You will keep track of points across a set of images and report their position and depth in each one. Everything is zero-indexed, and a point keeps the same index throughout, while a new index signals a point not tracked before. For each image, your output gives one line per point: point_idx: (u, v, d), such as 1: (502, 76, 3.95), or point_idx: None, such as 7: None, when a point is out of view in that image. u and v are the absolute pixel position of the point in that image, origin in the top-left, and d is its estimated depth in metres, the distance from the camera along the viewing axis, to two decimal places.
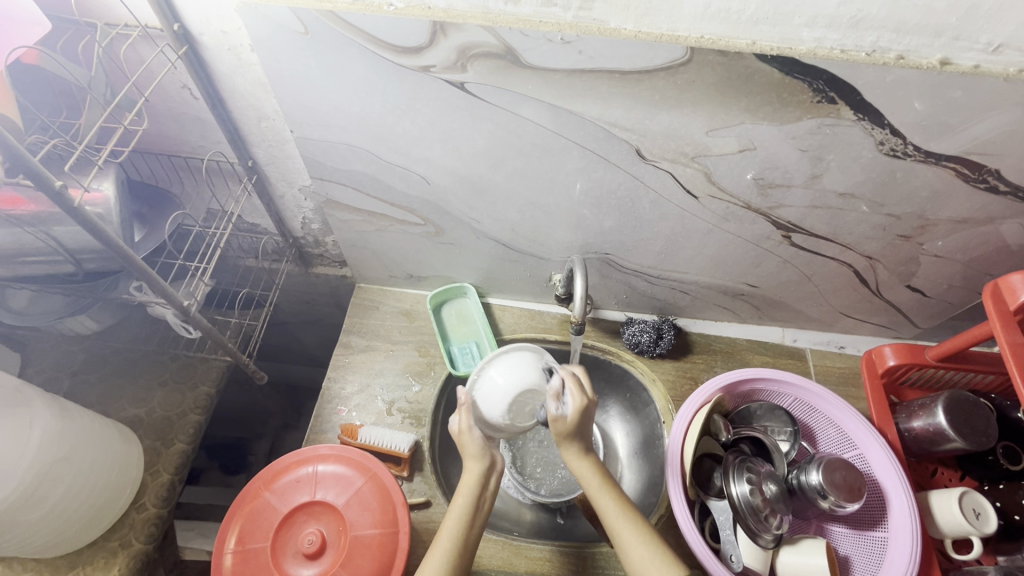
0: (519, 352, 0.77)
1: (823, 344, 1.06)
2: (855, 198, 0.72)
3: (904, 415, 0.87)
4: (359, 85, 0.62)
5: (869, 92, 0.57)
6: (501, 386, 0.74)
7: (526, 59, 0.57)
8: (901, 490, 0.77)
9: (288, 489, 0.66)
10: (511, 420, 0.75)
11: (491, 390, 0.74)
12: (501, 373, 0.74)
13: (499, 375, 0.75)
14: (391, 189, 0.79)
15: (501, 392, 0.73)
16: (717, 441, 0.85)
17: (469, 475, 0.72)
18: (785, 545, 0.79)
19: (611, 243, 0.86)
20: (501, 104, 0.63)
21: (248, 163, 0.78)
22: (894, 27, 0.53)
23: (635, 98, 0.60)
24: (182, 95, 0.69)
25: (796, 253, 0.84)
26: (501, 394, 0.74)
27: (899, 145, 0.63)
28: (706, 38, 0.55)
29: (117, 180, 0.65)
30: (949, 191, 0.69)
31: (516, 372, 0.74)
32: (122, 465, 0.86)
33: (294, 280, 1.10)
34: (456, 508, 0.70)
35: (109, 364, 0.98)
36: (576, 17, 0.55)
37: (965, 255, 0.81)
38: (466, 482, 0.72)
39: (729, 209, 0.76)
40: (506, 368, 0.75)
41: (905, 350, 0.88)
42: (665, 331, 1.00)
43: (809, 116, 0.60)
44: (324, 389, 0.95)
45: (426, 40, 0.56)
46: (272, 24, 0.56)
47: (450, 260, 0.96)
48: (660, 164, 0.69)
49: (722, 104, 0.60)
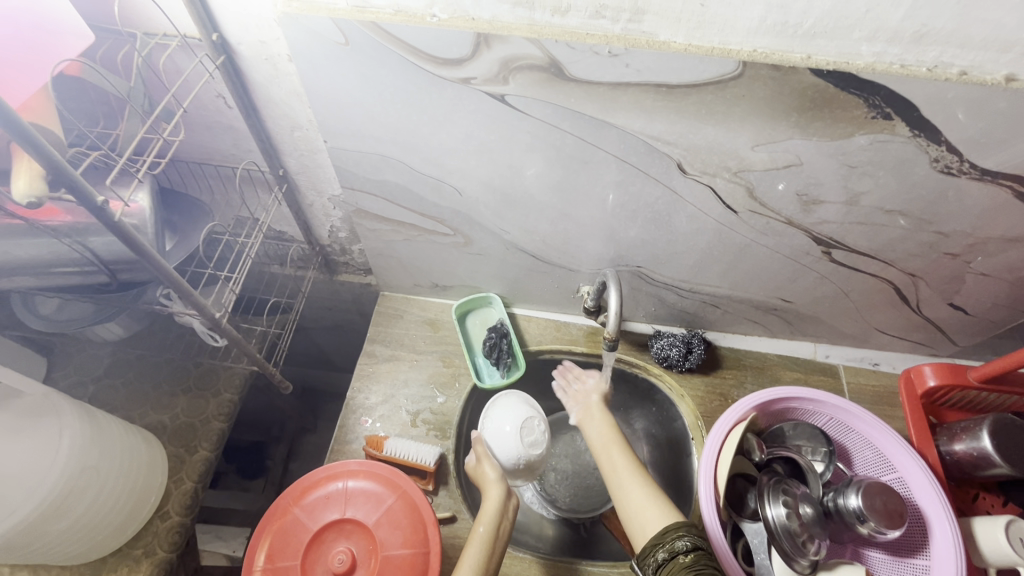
0: (503, 399, 0.87)
1: (857, 361, 1.03)
2: (902, 215, 0.70)
3: (945, 437, 0.84)
4: (397, 95, 0.61)
5: (928, 108, 0.55)
6: (504, 423, 0.83)
7: (570, 72, 0.56)
8: (945, 518, 0.74)
9: (317, 506, 0.65)
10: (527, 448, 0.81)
11: (501, 433, 0.82)
12: (500, 418, 0.83)
13: (500, 421, 0.83)
14: (421, 200, 0.77)
15: (506, 425, 0.82)
16: (750, 460, 0.83)
17: (489, 506, 0.73)
18: (822, 570, 0.77)
19: (644, 256, 0.84)
20: (540, 116, 0.61)
21: (279, 172, 0.77)
22: (958, 42, 0.51)
23: (680, 112, 0.58)
24: (216, 104, 0.68)
25: (834, 269, 0.82)
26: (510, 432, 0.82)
27: (954, 162, 0.61)
28: (759, 52, 0.53)
29: (152, 191, 0.64)
30: (1003, 209, 0.67)
31: (514, 409, 0.84)
32: (148, 473, 0.85)
33: (318, 287, 1.10)
34: (477, 538, 0.70)
35: (134, 369, 0.98)
36: (625, 29, 0.53)
37: (1014, 274, 0.78)
38: (485, 514, 0.72)
39: (768, 224, 0.74)
40: (503, 410, 0.84)
41: (946, 371, 0.85)
42: (694, 345, 0.98)
43: (862, 132, 0.58)
44: (348, 399, 0.94)
45: (469, 52, 0.55)
46: (312, 34, 0.55)
47: (477, 270, 0.95)
48: (701, 179, 0.67)
49: (771, 120, 0.58)
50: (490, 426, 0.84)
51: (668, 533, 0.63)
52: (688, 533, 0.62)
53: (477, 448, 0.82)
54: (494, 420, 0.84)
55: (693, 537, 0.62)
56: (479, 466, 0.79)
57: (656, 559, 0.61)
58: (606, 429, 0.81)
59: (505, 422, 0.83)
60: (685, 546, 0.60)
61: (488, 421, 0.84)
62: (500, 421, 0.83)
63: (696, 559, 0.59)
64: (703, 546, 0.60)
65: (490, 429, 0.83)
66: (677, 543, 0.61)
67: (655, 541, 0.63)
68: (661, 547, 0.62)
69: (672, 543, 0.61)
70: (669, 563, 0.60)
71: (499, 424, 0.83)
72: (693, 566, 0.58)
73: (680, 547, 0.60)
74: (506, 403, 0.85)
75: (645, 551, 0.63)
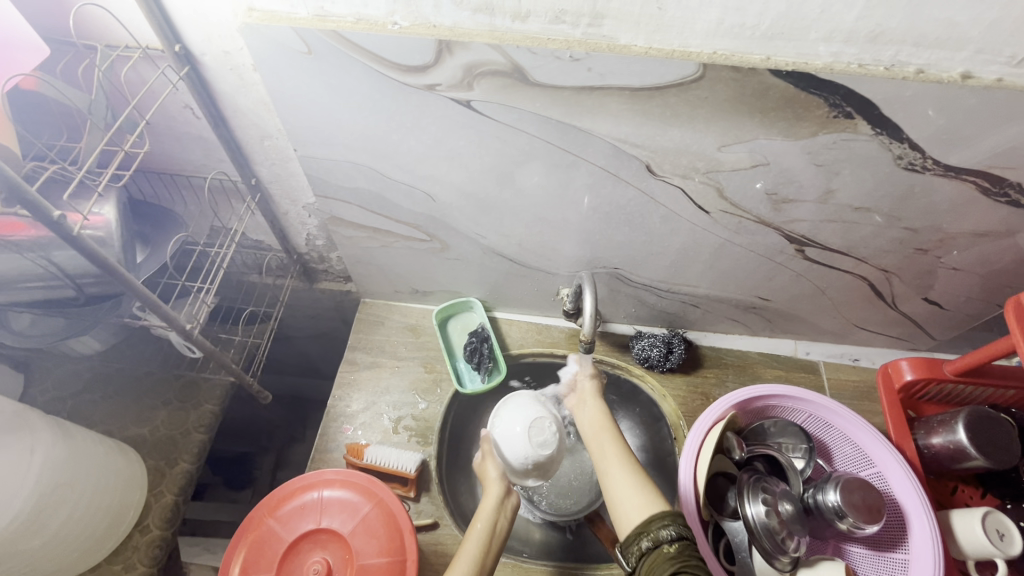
0: (515, 400, 0.85)
1: (837, 357, 1.04)
2: (872, 212, 0.70)
3: (923, 431, 0.84)
4: (363, 103, 0.61)
5: (888, 106, 0.55)
6: (513, 422, 0.81)
7: (534, 77, 0.56)
8: (923, 511, 0.75)
9: (292, 516, 0.65)
10: (535, 449, 0.78)
11: (508, 433, 0.80)
12: (508, 419, 0.82)
13: (509, 421, 0.81)
14: (396, 207, 0.77)
15: (514, 424, 0.80)
16: (730, 458, 0.83)
17: (489, 502, 0.74)
18: (802, 566, 0.77)
19: (620, 258, 0.85)
20: (507, 121, 0.61)
21: (251, 181, 0.77)
22: (914, 41, 0.52)
23: (645, 115, 0.59)
24: (185, 114, 0.68)
25: (809, 266, 0.82)
26: (517, 431, 0.79)
27: (917, 158, 0.61)
28: (719, 54, 0.53)
29: (119, 204, 0.64)
30: (969, 204, 0.67)
31: (524, 408, 0.82)
32: (127, 487, 0.85)
33: (298, 295, 1.09)
34: (475, 533, 0.70)
35: (113, 383, 0.97)
36: (585, 33, 0.54)
37: (985, 267, 0.79)
38: (485, 509, 0.73)
39: (741, 223, 0.74)
40: (513, 410, 0.83)
41: (923, 365, 0.86)
42: (675, 345, 0.98)
43: (825, 131, 0.59)
44: (329, 408, 0.93)
45: (432, 59, 0.55)
46: (273, 44, 0.55)
47: (456, 275, 0.95)
48: (671, 180, 0.68)
49: (735, 121, 0.58)
50: (500, 426, 0.82)
51: (652, 522, 0.61)
52: (674, 522, 0.60)
53: (485, 447, 0.82)
54: (503, 419, 0.83)
55: (678, 527, 0.60)
56: (481, 462, 0.81)
57: (639, 547, 0.60)
58: (597, 416, 0.79)
59: (514, 422, 0.81)
60: (670, 535, 0.58)
61: (498, 421, 0.83)
62: (509, 420, 0.82)
63: (681, 549, 0.57)
64: (688, 538, 0.59)
65: (500, 429, 0.82)
66: (662, 532, 0.59)
67: (639, 529, 0.61)
68: (645, 535, 0.60)
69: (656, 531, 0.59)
70: (653, 553, 0.58)
71: (507, 423, 0.81)
72: (677, 558, 0.56)
73: (665, 536, 0.59)
74: (516, 404, 0.83)
75: (629, 539, 0.61)
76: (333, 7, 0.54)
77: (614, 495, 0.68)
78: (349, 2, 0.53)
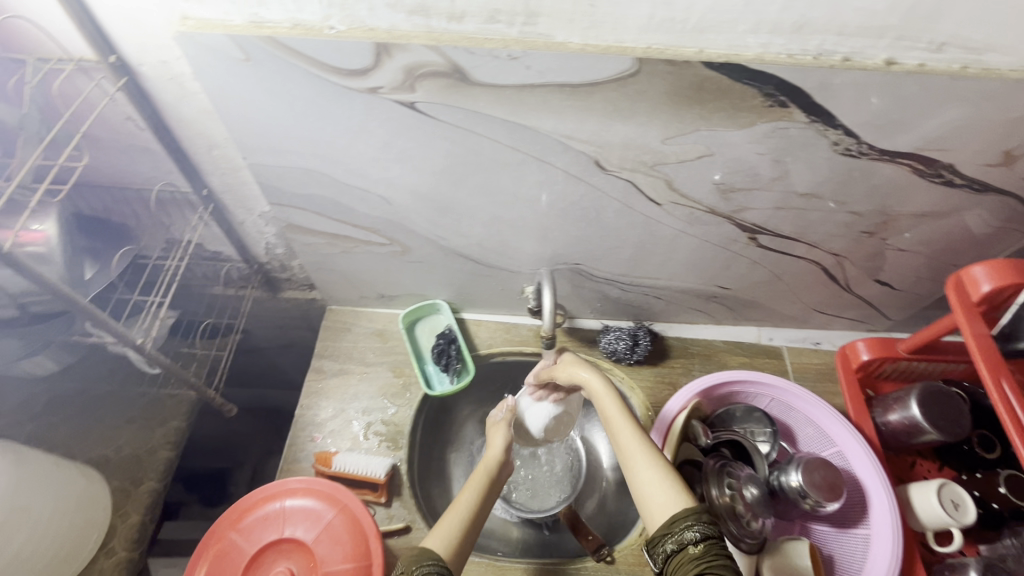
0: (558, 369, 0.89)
1: (799, 341, 1.06)
2: (818, 197, 0.72)
3: (880, 409, 0.87)
4: (308, 109, 0.61)
5: (820, 94, 0.57)
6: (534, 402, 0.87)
7: (474, 76, 0.56)
8: (881, 485, 0.77)
9: (255, 527, 0.65)
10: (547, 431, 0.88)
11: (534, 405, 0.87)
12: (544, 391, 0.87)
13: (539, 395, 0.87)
14: (352, 211, 0.77)
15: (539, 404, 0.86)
16: (696, 446, 0.84)
17: (490, 457, 0.74)
18: (771, 549, 0.78)
19: (580, 253, 0.86)
20: (453, 122, 0.62)
21: (203, 191, 0.77)
22: (837, 30, 0.53)
23: (588, 110, 0.59)
24: (128, 126, 0.67)
25: (763, 254, 0.84)
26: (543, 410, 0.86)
27: (853, 144, 0.63)
28: (653, 48, 0.54)
29: (60, 219, 0.64)
30: (908, 186, 0.70)
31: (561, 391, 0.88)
32: (86, 512, 0.82)
33: (263, 305, 1.08)
34: (474, 485, 0.70)
35: (73, 406, 0.94)
36: (522, 32, 0.54)
37: (930, 247, 0.82)
38: (484, 466, 0.73)
39: (693, 214, 0.76)
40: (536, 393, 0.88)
41: (878, 344, 0.88)
42: (641, 338, 1.00)
43: (763, 120, 0.60)
44: (297, 417, 0.92)
45: (372, 61, 0.55)
46: (209, 51, 0.55)
47: (420, 278, 0.95)
48: (621, 174, 0.69)
49: (676, 113, 0.59)
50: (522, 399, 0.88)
51: (678, 521, 0.56)
52: (699, 521, 0.55)
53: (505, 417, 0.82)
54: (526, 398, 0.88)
55: (703, 526, 0.55)
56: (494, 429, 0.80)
57: (665, 549, 0.55)
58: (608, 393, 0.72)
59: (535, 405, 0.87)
60: (696, 538, 0.54)
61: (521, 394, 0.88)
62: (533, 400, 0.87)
63: (707, 550, 0.53)
64: (716, 537, 0.54)
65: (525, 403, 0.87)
66: (687, 534, 0.55)
67: (663, 529, 0.56)
68: (670, 537, 0.56)
69: (680, 533, 0.55)
70: (679, 555, 0.54)
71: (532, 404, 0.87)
72: (704, 559, 0.52)
73: (691, 537, 0.54)
74: None
75: (655, 538, 0.57)
76: (268, 13, 0.54)
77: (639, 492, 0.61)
78: (283, 7, 0.53)
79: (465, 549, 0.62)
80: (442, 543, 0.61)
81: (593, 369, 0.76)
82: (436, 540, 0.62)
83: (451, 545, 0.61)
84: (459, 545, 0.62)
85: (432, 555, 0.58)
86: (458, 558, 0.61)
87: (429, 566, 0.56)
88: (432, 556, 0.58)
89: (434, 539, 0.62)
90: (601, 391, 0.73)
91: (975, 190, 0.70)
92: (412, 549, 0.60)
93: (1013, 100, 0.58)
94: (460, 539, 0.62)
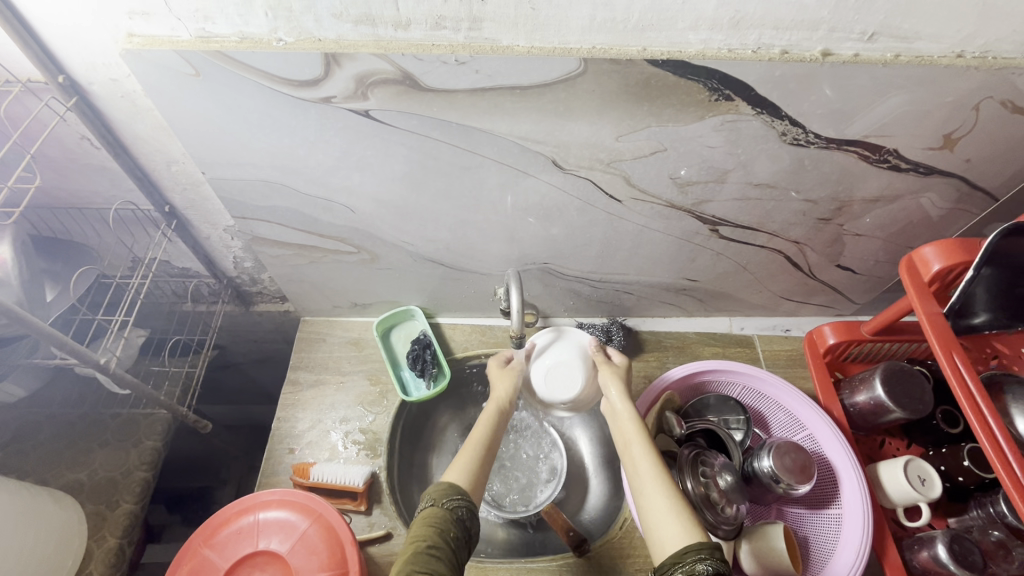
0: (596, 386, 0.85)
1: (770, 329, 1.08)
2: (773, 187, 0.74)
3: (848, 391, 0.88)
4: (263, 121, 0.61)
5: (762, 87, 0.59)
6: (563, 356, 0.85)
7: (425, 83, 0.57)
8: (850, 466, 0.79)
9: (228, 543, 0.65)
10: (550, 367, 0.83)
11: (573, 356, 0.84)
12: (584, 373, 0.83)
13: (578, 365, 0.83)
14: (317, 221, 0.77)
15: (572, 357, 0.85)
16: (671, 437, 0.85)
17: (497, 394, 0.82)
18: (746, 535, 0.78)
19: (547, 253, 0.87)
20: (409, 128, 0.62)
21: (165, 208, 0.77)
22: (772, 25, 0.55)
23: (540, 111, 0.61)
24: (83, 145, 0.67)
25: (727, 245, 0.86)
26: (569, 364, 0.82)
27: (800, 134, 0.65)
28: (597, 49, 0.56)
29: (16, 242, 0.64)
30: (857, 173, 0.72)
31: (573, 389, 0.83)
32: (62, 539, 0.80)
33: (235, 320, 1.08)
34: (485, 423, 0.78)
35: (45, 430, 0.93)
36: (468, 37, 0.55)
37: (885, 231, 0.84)
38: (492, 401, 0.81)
39: (654, 209, 0.77)
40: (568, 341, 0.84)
41: (843, 328, 0.90)
42: (614, 334, 1.01)
43: (711, 114, 0.62)
44: (274, 431, 0.92)
45: (322, 72, 0.56)
46: (159, 68, 0.55)
47: (392, 285, 0.95)
48: (579, 173, 0.70)
49: (625, 111, 0.61)
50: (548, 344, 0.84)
51: (687, 554, 0.57)
52: (710, 556, 0.56)
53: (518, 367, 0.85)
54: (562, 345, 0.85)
55: (714, 561, 0.55)
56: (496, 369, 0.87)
57: None
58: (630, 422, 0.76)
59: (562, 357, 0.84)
60: (706, 571, 0.54)
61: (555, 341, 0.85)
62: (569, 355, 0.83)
63: None
64: (725, 572, 0.54)
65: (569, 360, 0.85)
66: (697, 566, 0.55)
67: (674, 558, 0.57)
68: (680, 567, 0.56)
69: (689, 564, 0.55)
70: None
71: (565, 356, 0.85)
72: None
73: (701, 569, 0.55)
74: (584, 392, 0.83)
75: (664, 566, 0.58)
76: (215, 28, 0.54)
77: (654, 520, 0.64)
78: (230, 22, 0.53)
79: (483, 479, 0.70)
80: (464, 476, 0.69)
81: (623, 389, 0.80)
82: (458, 473, 0.69)
83: (471, 476, 0.69)
84: (479, 477, 0.70)
85: (458, 488, 0.65)
86: (478, 489, 0.69)
87: (456, 502, 0.63)
88: (458, 490, 0.65)
89: (457, 473, 0.69)
90: (626, 422, 0.76)
91: (922, 173, 0.72)
92: (437, 484, 0.66)
93: (948, 85, 0.60)
94: (479, 471, 0.70)
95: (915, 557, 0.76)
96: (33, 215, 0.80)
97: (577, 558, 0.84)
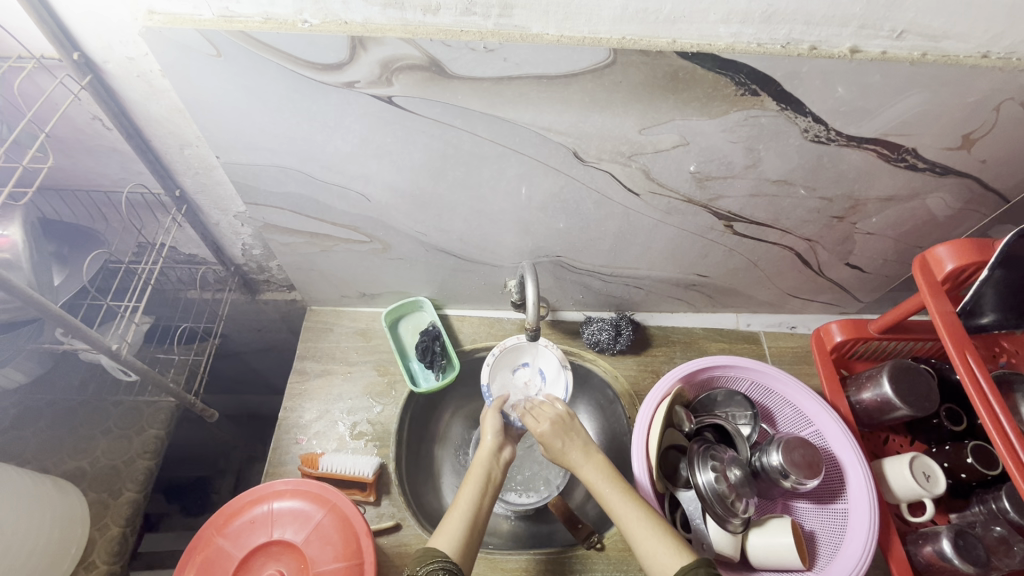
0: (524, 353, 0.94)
1: (776, 325, 1.10)
2: (789, 184, 0.74)
3: (855, 388, 0.89)
4: (285, 105, 0.60)
5: (788, 83, 0.59)
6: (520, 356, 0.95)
7: (452, 69, 0.56)
8: (857, 462, 0.80)
9: (242, 532, 0.66)
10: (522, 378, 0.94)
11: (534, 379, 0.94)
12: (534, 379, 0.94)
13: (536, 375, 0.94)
14: (331, 209, 0.76)
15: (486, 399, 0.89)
16: (681, 432, 0.85)
17: (483, 449, 0.80)
18: (753, 527, 0.79)
19: (560, 245, 0.86)
20: (432, 116, 0.62)
21: (175, 192, 0.77)
22: (804, 19, 0.55)
23: (566, 102, 0.60)
24: (94, 126, 0.67)
25: (740, 241, 0.86)
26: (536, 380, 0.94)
27: (822, 131, 0.65)
28: (627, 39, 0.56)
29: (24, 222, 0.64)
30: (875, 172, 0.72)
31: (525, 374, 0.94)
32: (65, 526, 0.79)
33: (240, 308, 1.08)
34: (470, 483, 0.76)
35: (45, 416, 0.91)
36: (498, 24, 0.55)
37: (896, 229, 0.85)
38: (477, 463, 0.79)
39: (670, 204, 0.77)
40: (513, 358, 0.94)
41: (851, 325, 0.91)
42: (623, 327, 1.01)
43: (736, 108, 0.62)
44: (281, 420, 0.91)
45: (347, 56, 0.55)
46: (178, 47, 0.53)
47: (401, 275, 0.94)
48: (600, 165, 0.69)
49: (652, 103, 0.60)
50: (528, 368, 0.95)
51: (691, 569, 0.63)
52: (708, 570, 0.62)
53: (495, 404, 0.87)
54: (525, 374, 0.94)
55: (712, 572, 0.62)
56: (486, 419, 0.85)
57: None
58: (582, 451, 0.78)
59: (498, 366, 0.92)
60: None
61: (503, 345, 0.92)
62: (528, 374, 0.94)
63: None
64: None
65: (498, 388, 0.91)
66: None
67: None
68: None
69: None
70: None
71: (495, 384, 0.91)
72: None
73: None
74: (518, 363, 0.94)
75: None
76: (239, 8, 0.53)
77: (641, 558, 0.67)
78: (255, 2, 0.52)
79: (472, 546, 0.68)
80: (449, 542, 0.67)
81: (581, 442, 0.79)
82: (442, 540, 0.67)
83: (458, 544, 0.67)
84: (467, 542, 0.68)
85: (437, 553, 0.64)
86: (467, 555, 0.67)
87: (434, 566, 0.62)
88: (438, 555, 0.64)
89: (440, 541, 0.67)
90: (579, 456, 0.78)
91: (938, 173, 0.73)
92: (419, 551, 0.66)
93: (970, 85, 0.60)
94: (465, 536, 0.68)
95: (920, 551, 0.77)
96: (39, 196, 0.80)
97: (586, 550, 0.84)
